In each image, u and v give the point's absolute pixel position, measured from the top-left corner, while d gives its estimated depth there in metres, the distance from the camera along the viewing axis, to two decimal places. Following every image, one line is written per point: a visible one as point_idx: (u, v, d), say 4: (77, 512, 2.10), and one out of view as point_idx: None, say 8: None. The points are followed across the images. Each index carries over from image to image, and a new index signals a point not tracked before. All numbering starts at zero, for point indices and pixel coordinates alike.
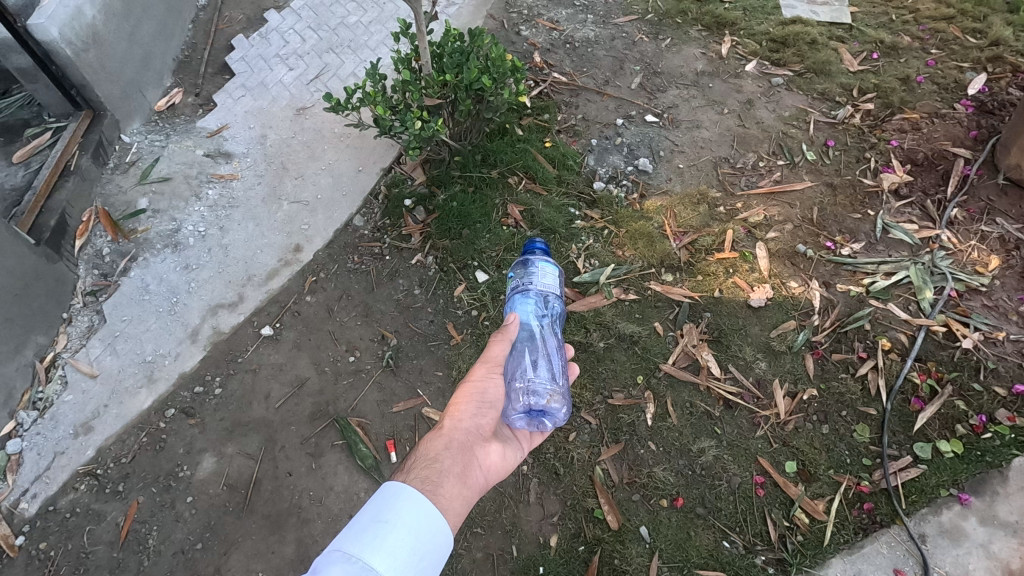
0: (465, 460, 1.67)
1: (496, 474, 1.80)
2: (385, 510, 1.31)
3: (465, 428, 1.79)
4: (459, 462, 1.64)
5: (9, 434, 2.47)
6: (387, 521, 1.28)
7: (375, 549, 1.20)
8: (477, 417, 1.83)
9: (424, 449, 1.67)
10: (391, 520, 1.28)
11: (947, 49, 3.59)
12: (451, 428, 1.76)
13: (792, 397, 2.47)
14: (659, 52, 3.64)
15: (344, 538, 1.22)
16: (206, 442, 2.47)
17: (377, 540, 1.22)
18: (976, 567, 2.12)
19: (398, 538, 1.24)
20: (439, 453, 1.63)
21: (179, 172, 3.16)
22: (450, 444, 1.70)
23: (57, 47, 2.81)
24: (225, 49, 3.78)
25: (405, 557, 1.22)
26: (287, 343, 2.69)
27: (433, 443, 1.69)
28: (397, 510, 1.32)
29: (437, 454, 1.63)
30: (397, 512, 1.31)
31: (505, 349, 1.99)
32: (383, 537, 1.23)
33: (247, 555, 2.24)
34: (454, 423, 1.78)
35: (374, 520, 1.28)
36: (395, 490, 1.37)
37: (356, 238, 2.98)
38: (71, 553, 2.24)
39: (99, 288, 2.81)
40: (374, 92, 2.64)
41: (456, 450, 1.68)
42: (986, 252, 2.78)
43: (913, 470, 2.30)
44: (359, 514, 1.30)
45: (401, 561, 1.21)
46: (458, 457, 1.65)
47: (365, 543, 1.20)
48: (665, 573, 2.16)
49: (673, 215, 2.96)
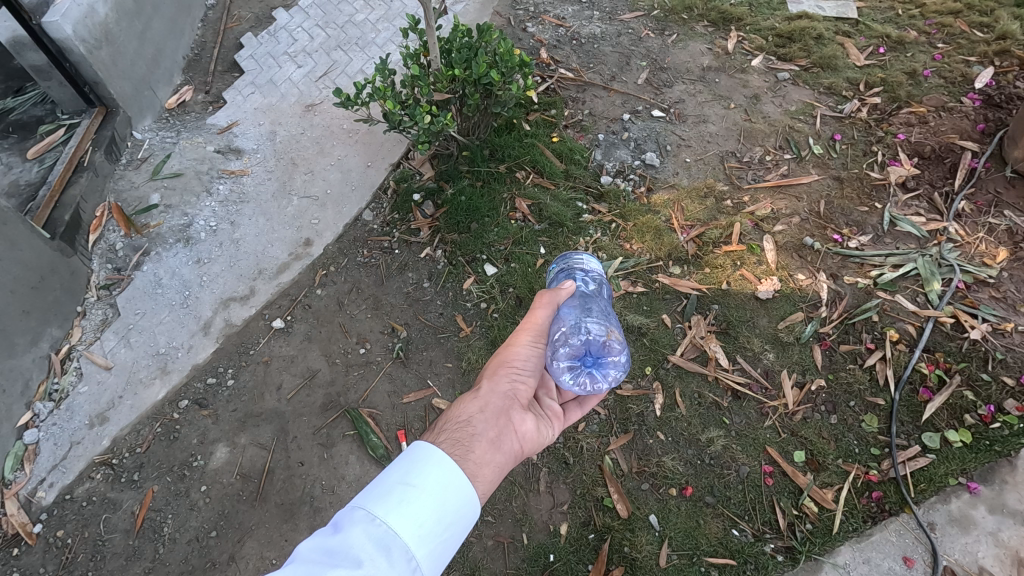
0: (499, 425, 1.71)
1: (532, 441, 1.81)
2: (412, 473, 1.36)
3: (502, 392, 1.83)
4: (493, 427, 1.68)
5: (26, 425, 2.51)
6: (414, 486, 1.34)
7: (398, 513, 1.27)
8: (513, 383, 1.87)
9: (460, 412, 1.72)
10: (416, 484, 1.34)
11: (954, 43, 3.59)
12: (487, 389, 1.80)
13: (800, 387, 2.49)
14: (665, 47, 3.65)
15: (368, 497, 1.30)
16: (220, 432, 2.50)
17: (400, 505, 1.29)
18: (986, 554, 2.13)
19: (421, 506, 1.30)
20: (473, 417, 1.68)
21: (191, 167, 3.19)
22: (485, 408, 1.74)
23: (71, 45, 2.85)
24: (234, 46, 3.81)
25: (427, 525, 1.28)
26: (299, 336, 2.72)
27: (467, 405, 1.74)
28: (423, 473, 1.38)
29: (471, 417, 1.69)
30: (424, 477, 1.37)
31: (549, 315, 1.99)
32: (408, 503, 1.30)
33: (261, 543, 2.27)
34: (492, 385, 1.82)
35: (401, 482, 1.35)
36: (425, 452, 1.43)
37: (365, 232, 3.00)
38: (87, 540, 2.28)
39: (113, 282, 2.85)
40: (384, 87, 2.68)
41: (491, 414, 1.72)
42: (994, 244, 2.79)
43: (922, 459, 2.31)
44: (387, 473, 1.37)
45: (424, 529, 1.28)
46: (492, 422, 1.70)
47: (388, 507, 1.28)
48: (674, 561, 2.18)
49: (681, 209, 2.98)
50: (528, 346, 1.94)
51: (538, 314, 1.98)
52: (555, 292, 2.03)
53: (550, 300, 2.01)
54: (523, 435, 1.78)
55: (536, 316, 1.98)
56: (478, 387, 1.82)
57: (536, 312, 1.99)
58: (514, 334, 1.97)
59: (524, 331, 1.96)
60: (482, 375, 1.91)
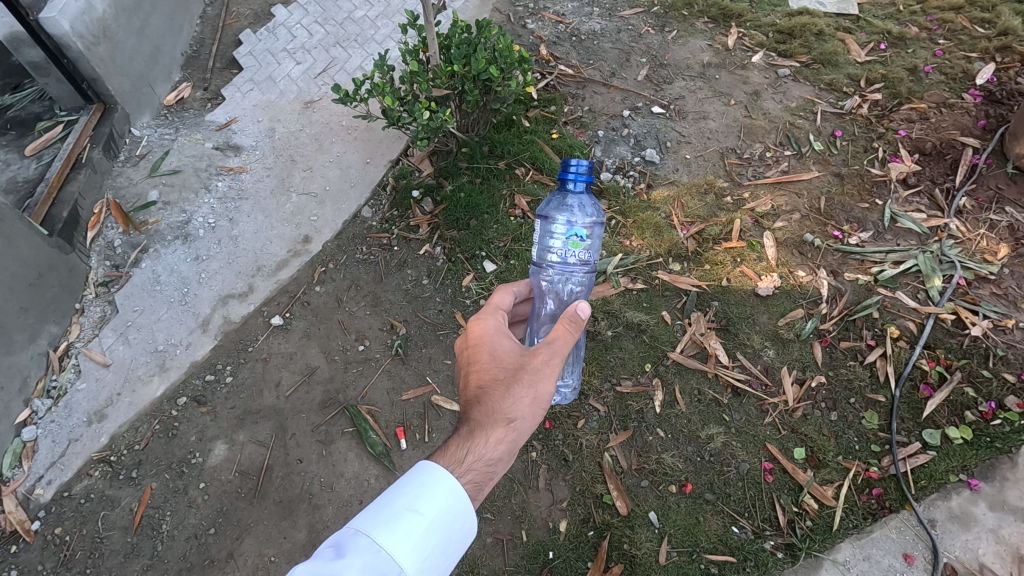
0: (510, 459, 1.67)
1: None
2: (419, 499, 1.34)
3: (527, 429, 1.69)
4: (509, 464, 1.63)
5: (25, 422, 2.51)
6: (419, 513, 1.32)
7: (403, 543, 1.25)
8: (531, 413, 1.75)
9: (489, 447, 1.55)
10: (422, 512, 1.32)
11: (955, 40, 3.58)
12: (523, 431, 1.62)
13: (801, 384, 2.48)
14: (665, 44, 3.64)
15: (373, 522, 1.28)
16: (218, 429, 2.49)
17: (406, 533, 1.27)
18: (986, 551, 2.13)
19: (426, 536, 1.29)
20: (502, 460, 1.58)
21: (189, 164, 3.18)
22: (512, 448, 1.61)
23: (69, 41, 2.83)
24: (232, 43, 3.80)
25: (431, 557, 1.28)
26: (297, 332, 2.71)
27: (499, 448, 1.57)
28: (430, 500, 1.36)
29: (500, 460, 1.57)
30: (430, 503, 1.35)
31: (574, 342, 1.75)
32: (414, 531, 1.28)
33: (260, 540, 2.27)
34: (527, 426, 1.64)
35: (407, 507, 1.32)
36: (433, 475, 1.40)
37: (364, 229, 3.00)
38: (86, 537, 2.27)
39: (111, 279, 2.84)
40: (383, 84, 2.66)
41: (513, 454, 1.63)
42: (995, 241, 2.78)
43: (922, 456, 2.30)
44: (393, 495, 1.35)
45: (426, 560, 1.27)
46: (511, 460, 1.63)
47: (394, 536, 1.25)
48: (674, 558, 2.17)
49: (681, 206, 2.96)
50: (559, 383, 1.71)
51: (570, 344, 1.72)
52: (585, 318, 1.75)
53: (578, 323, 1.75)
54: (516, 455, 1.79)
55: (569, 342, 1.73)
56: (514, 421, 1.61)
57: (566, 334, 1.72)
58: (554, 362, 1.68)
59: (556, 360, 1.70)
60: (506, 401, 1.62)
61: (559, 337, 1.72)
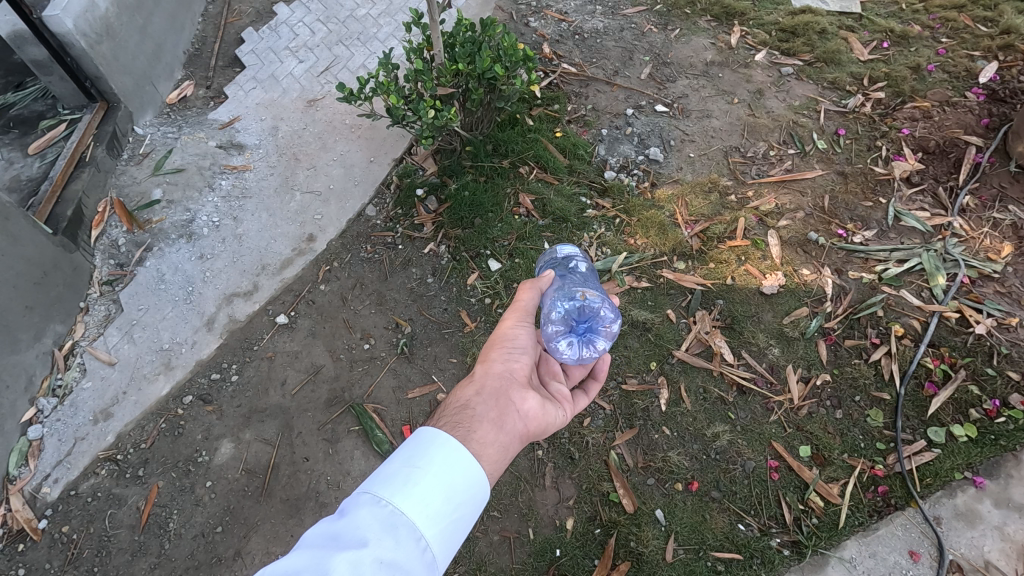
0: (499, 405, 1.70)
1: (539, 420, 1.79)
2: (417, 456, 1.37)
3: (500, 375, 1.81)
4: (494, 408, 1.67)
5: (30, 420, 2.50)
6: (419, 467, 1.34)
7: (405, 494, 1.27)
8: (509, 364, 1.85)
9: (459, 398, 1.72)
10: (421, 466, 1.34)
11: (958, 38, 3.58)
12: (482, 374, 1.80)
13: (805, 382, 2.49)
14: (668, 42, 3.64)
15: (373, 482, 1.29)
16: (225, 428, 2.49)
17: (407, 486, 1.28)
18: (992, 548, 2.14)
19: (427, 486, 1.30)
20: (471, 400, 1.68)
21: (193, 163, 3.18)
22: (482, 391, 1.74)
23: (72, 39, 2.82)
24: (235, 41, 3.79)
25: (437, 506, 1.28)
26: (302, 331, 2.71)
27: (464, 391, 1.75)
28: (428, 456, 1.38)
29: (469, 402, 1.68)
30: (429, 459, 1.37)
31: (534, 297, 1.98)
32: (415, 483, 1.29)
33: (267, 538, 2.27)
34: (486, 370, 1.81)
35: (406, 465, 1.35)
36: (429, 436, 1.43)
37: (369, 228, 3.00)
38: (93, 535, 2.27)
39: (116, 278, 2.84)
40: (387, 82, 2.65)
41: (490, 397, 1.71)
42: (998, 239, 2.78)
43: (927, 454, 2.31)
44: (391, 459, 1.37)
45: (432, 508, 1.27)
46: (492, 403, 1.69)
47: (394, 489, 1.27)
48: (681, 555, 2.18)
49: (685, 204, 2.97)
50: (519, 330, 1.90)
51: (525, 299, 1.97)
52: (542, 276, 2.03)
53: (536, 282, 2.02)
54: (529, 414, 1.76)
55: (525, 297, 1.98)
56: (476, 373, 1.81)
57: (524, 293, 1.98)
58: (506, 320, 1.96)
59: (513, 314, 1.97)
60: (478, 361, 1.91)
61: (519, 296, 1.99)
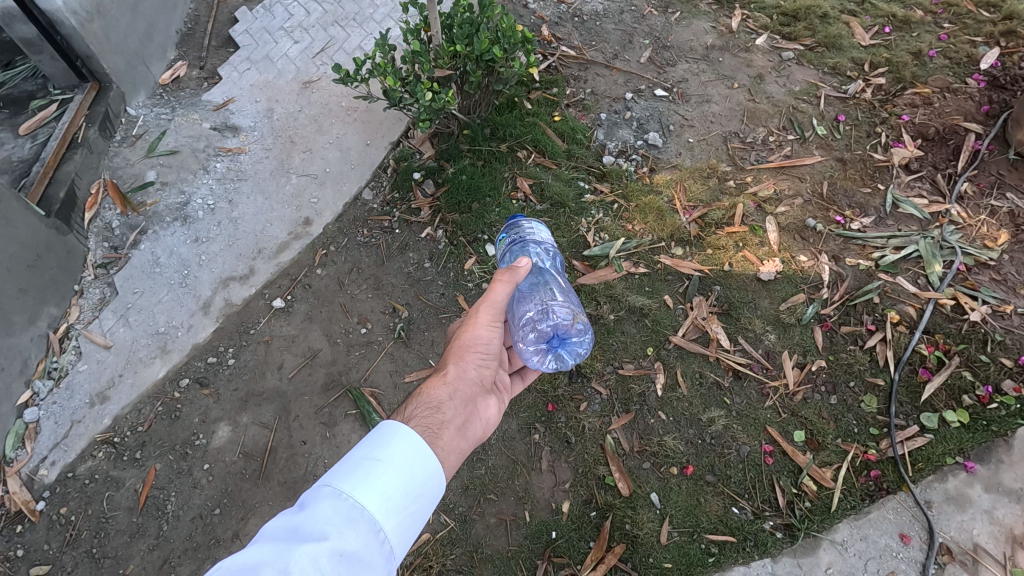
0: (466, 412, 1.75)
1: (494, 424, 1.89)
2: (378, 449, 1.36)
3: (470, 379, 1.85)
4: (462, 414, 1.71)
5: (26, 403, 2.50)
6: (381, 460, 1.34)
7: (365, 487, 1.27)
8: (479, 368, 1.91)
9: (431, 395, 1.72)
10: (382, 458, 1.34)
11: (960, 24, 3.55)
12: (456, 376, 1.81)
13: (801, 368, 2.50)
14: (668, 25, 3.59)
15: (336, 474, 1.29)
16: (221, 411, 2.50)
17: (367, 478, 1.29)
18: (981, 532, 2.17)
19: (387, 478, 1.30)
20: (444, 403, 1.70)
21: (187, 145, 3.14)
22: (455, 395, 1.75)
23: (62, 17, 2.75)
24: (229, 22, 3.72)
25: (394, 497, 1.29)
26: (299, 315, 2.71)
27: (437, 390, 1.74)
28: (390, 448, 1.38)
29: (441, 403, 1.70)
30: (390, 451, 1.36)
31: (507, 292, 1.93)
32: (374, 476, 1.30)
33: (265, 520, 2.29)
34: (459, 371, 1.83)
35: (367, 457, 1.34)
36: (392, 429, 1.43)
37: (365, 211, 2.98)
38: (91, 517, 2.28)
39: (110, 261, 2.82)
40: (384, 63, 2.60)
41: (460, 402, 1.74)
42: (995, 227, 2.79)
43: (920, 439, 2.34)
44: (352, 451, 1.36)
45: (391, 502, 1.28)
46: (461, 408, 1.72)
47: (355, 482, 1.27)
48: (675, 538, 2.21)
49: (683, 190, 2.95)
50: (489, 328, 1.92)
51: (499, 292, 1.92)
52: (512, 268, 1.94)
53: (509, 275, 1.94)
54: (484, 419, 1.84)
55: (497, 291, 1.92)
56: (446, 371, 1.82)
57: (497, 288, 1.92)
58: (477, 311, 1.92)
59: (482, 308, 1.91)
60: (445, 357, 1.90)
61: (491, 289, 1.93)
